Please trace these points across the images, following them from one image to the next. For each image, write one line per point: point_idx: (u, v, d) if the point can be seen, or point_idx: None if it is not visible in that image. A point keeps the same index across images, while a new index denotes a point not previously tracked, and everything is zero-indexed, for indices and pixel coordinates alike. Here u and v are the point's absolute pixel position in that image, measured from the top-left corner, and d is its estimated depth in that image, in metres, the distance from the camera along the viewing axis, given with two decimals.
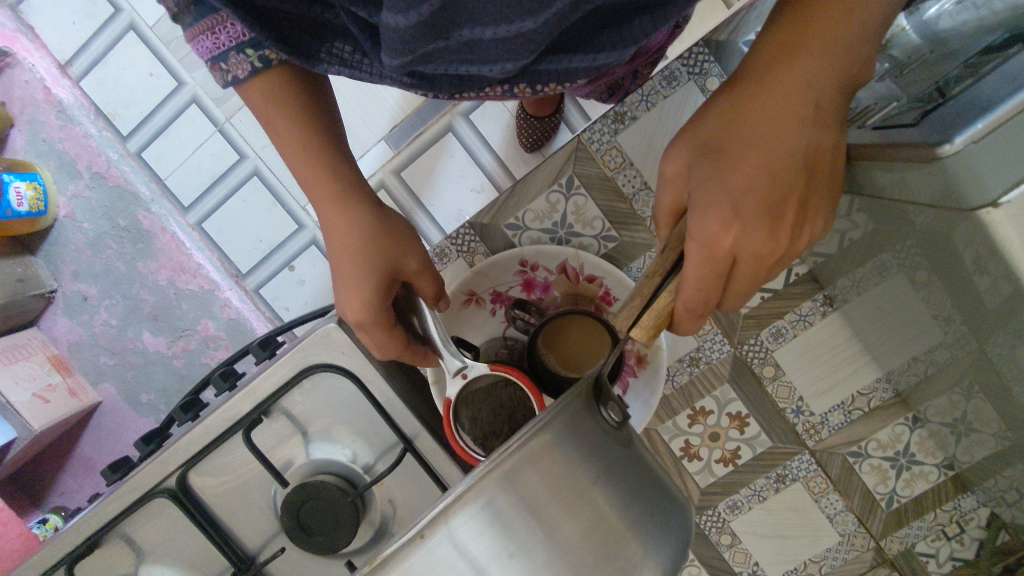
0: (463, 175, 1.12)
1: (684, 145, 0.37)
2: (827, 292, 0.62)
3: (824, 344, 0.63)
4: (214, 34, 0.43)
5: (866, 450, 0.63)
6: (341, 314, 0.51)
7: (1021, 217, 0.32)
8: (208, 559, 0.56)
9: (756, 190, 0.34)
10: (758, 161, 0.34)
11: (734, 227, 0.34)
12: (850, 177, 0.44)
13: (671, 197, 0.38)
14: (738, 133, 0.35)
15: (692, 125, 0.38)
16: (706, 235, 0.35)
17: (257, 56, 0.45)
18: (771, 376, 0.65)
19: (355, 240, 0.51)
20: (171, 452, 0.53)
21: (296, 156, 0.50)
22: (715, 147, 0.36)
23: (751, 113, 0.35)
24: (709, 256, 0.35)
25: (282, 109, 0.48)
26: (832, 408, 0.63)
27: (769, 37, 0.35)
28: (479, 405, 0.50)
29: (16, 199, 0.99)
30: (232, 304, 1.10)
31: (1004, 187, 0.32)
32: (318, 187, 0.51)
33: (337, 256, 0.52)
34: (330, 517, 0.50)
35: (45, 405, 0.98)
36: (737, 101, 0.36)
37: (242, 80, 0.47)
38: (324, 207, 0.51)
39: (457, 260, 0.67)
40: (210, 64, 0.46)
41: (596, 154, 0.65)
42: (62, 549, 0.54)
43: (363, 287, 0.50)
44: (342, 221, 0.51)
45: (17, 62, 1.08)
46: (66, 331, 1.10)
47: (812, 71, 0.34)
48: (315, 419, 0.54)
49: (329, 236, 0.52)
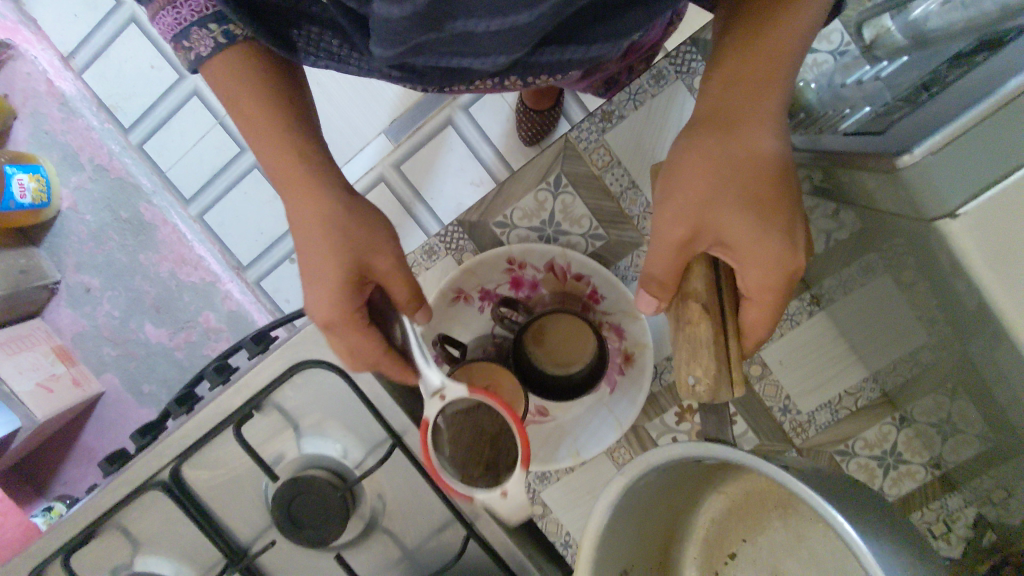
0: (463, 168, 1.13)
1: (680, 208, 0.42)
2: (814, 291, 0.59)
3: (812, 344, 0.60)
4: (175, 7, 0.43)
5: (853, 449, 0.59)
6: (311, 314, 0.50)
7: (978, 227, 0.33)
8: (202, 551, 0.57)
9: (788, 225, 0.41)
10: (785, 194, 0.41)
11: (784, 259, 0.41)
12: (845, 185, 0.44)
13: (685, 258, 0.43)
14: (730, 192, 0.41)
15: (677, 185, 0.43)
16: (761, 277, 0.42)
17: (220, 31, 0.44)
18: (757, 374, 0.61)
19: (334, 229, 0.48)
20: (165, 445, 0.54)
21: (268, 146, 0.48)
22: (711, 210, 0.41)
23: (738, 173, 0.41)
24: (772, 291, 0.42)
25: (251, 95, 0.47)
26: (819, 407, 0.60)
27: (725, 94, 0.42)
28: (462, 430, 0.50)
29: (19, 191, 0.99)
30: (233, 297, 1.12)
31: (960, 200, 0.33)
32: (288, 170, 0.48)
33: (314, 243, 0.49)
34: (321, 510, 0.51)
35: (49, 394, 0.99)
36: (729, 155, 0.41)
37: (205, 59, 0.46)
38: (297, 196, 0.48)
39: (446, 258, 0.62)
40: (172, 43, 0.45)
41: (583, 152, 0.61)
42: (59, 538, 0.56)
43: (338, 278, 0.48)
44: (310, 215, 0.48)
45: (19, 55, 1.08)
46: (70, 322, 1.11)
47: (772, 106, 0.41)
48: (306, 414, 0.54)
49: (303, 222, 0.49)
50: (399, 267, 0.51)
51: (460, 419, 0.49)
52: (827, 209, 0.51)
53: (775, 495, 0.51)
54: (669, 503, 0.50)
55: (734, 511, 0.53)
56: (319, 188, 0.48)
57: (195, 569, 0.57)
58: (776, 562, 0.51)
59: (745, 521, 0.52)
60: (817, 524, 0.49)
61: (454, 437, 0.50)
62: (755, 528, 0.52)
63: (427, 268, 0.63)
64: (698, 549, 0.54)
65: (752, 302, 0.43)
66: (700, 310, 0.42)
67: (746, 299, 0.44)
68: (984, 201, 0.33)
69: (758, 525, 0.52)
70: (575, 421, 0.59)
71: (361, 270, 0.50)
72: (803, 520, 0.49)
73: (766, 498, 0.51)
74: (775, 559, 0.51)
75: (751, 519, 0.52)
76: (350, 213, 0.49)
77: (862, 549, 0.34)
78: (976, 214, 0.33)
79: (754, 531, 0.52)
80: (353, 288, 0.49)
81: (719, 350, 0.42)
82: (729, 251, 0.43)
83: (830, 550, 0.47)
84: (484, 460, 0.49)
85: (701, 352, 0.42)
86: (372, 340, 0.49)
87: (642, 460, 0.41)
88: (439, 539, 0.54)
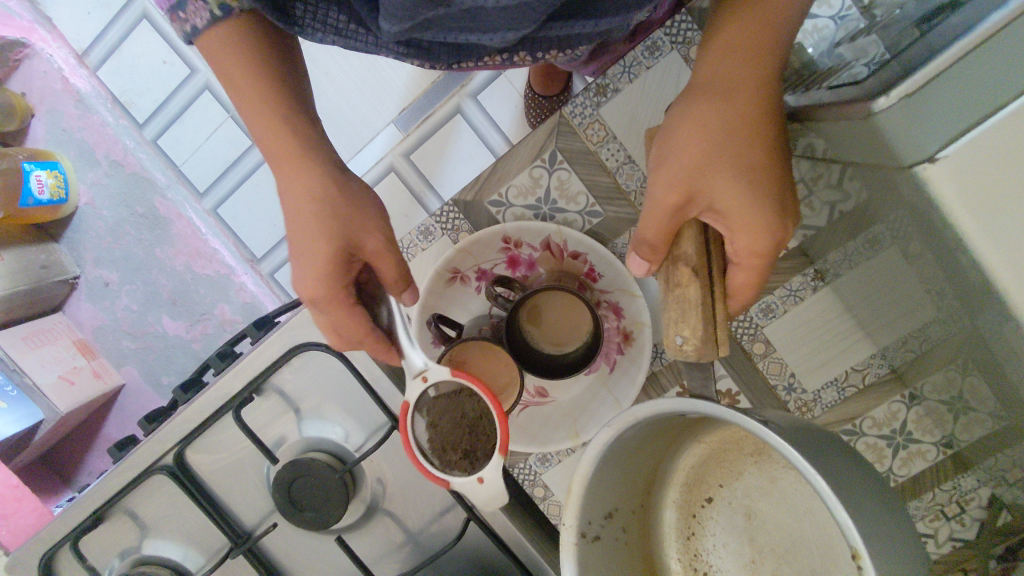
0: (473, 156, 1.12)
1: (675, 172, 0.41)
2: (818, 266, 0.58)
3: (817, 320, 0.59)
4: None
5: (861, 429, 0.58)
6: (297, 286, 0.49)
7: (958, 173, 0.31)
8: (207, 536, 0.57)
9: (779, 191, 0.41)
10: (776, 161, 0.41)
11: (774, 226, 0.40)
12: (845, 148, 0.43)
13: (677, 222, 0.43)
14: (724, 158, 0.40)
15: (671, 149, 0.42)
16: (750, 243, 0.41)
17: (217, 4, 0.43)
18: (760, 353, 0.60)
19: (323, 206, 0.48)
20: (169, 429, 0.55)
21: (259, 118, 0.47)
22: (705, 175, 0.41)
23: (733, 139, 0.40)
24: (762, 257, 0.42)
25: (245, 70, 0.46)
26: (825, 385, 0.59)
27: (725, 57, 0.41)
28: (443, 413, 0.51)
29: (38, 187, 1.00)
30: (248, 289, 1.14)
31: (937, 144, 0.31)
32: (277, 146, 0.48)
33: (301, 220, 0.48)
34: (320, 492, 0.51)
35: (71, 386, 0.99)
36: (723, 120, 0.40)
37: (199, 32, 0.44)
38: (284, 165, 0.48)
39: (442, 238, 0.62)
40: (169, 13, 0.44)
41: (578, 129, 0.59)
42: (70, 523, 0.56)
43: (323, 260, 0.48)
44: (300, 189, 0.48)
45: (35, 53, 1.10)
46: (90, 316, 1.12)
47: (766, 71, 0.41)
48: (306, 398, 0.54)
49: (289, 198, 0.48)
50: (389, 248, 0.51)
51: (440, 403, 0.50)
52: (832, 179, 0.50)
53: (749, 441, 0.50)
54: (649, 452, 0.50)
55: (711, 456, 0.52)
56: (309, 167, 0.48)
57: (202, 552, 0.57)
58: (750, 504, 0.50)
59: (721, 468, 0.52)
60: (792, 473, 0.48)
61: (433, 420, 0.51)
62: (730, 474, 0.51)
63: (423, 250, 0.62)
64: (677, 494, 0.54)
65: (741, 266, 0.43)
66: (688, 274, 0.42)
67: (734, 263, 0.43)
68: (967, 142, 0.30)
69: (732, 470, 0.51)
70: (575, 401, 0.60)
71: (348, 252, 0.49)
72: (775, 464, 0.49)
73: (739, 446, 0.51)
74: (749, 502, 0.50)
75: (725, 465, 0.52)
76: (339, 191, 0.49)
77: (832, 500, 0.34)
78: (956, 160, 0.31)
79: (729, 476, 0.51)
80: (338, 270, 0.49)
81: (707, 309, 0.41)
82: (720, 217, 0.42)
83: (799, 495, 0.47)
84: (461, 447, 0.51)
85: (689, 313, 0.41)
86: (356, 318, 0.49)
87: (627, 417, 0.41)
88: (440, 523, 0.54)
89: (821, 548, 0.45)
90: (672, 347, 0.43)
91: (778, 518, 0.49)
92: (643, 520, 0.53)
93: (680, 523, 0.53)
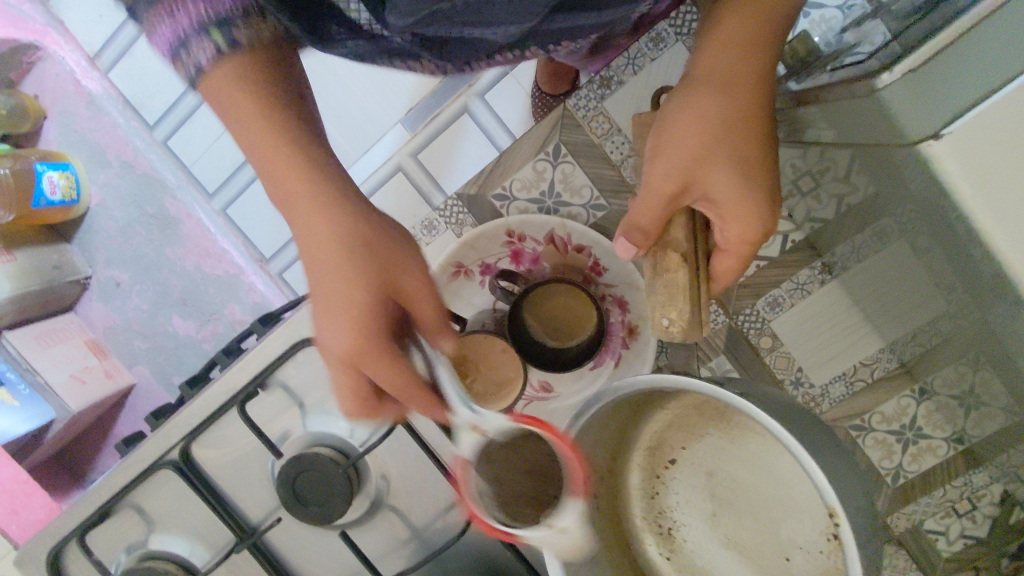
0: (481, 156, 1.12)
1: (670, 161, 0.41)
2: (825, 259, 0.57)
3: (822, 314, 0.58)
4: (173, 15, 0.38)
5: (870, 424, 0.57)
6: (324, 340, 0.47)
7: (961, 148, 0.32)
8: (213, 532, 0.57)
9: (769, 182, 0.41)
10: (768, 154, 0.41)
11: (763, 216, 0.41)
12: (846, 125, 0.43)
13: (670, 211, 0.43)
14: (721, 149, 0.40)
15: (666, 136, 0.41)
16: (742, 232, 0.42)
17: (222, 38, 0.40)
18: (768, 347, 0.60)
19: (359, 254, 0.45)
20: (174, 425, 0.55)
21: (272, 162, 0.44)
22: (703, 168, 0.41)
23: (729, 131, 0.40)
24: (750, 245, 0.42)
25: (266, 131, 0.43)
26: (833, 379, 0.58)
27: (726, 45, 0.40)
28: (512, 462, 0.49)
29: (50, 188, 1.01)
30: (257, 289, 1.16)
31: (941, 120, 0.32)
32: (292, 187, 0.44)
33: (333, 268, 0.45)
34: (324, 487, 0.51)
35: (83, 386, 1.00)
36: (721, 112, 0.40)
37: (206, 72, 0.41)
38: (308, 216, 0.45)
39: (446, 232, 0.62)
40: (170, 57, 0.41)
41: (582, 121, 0.59)
42: (76, 518, 0.57)
43: (359, 311, 0.45)
44: (327, 238, 0.45)
45: (48, 56, 1.10)
46: (102, 316, 1.13)
47: (764, 62, 0.40)
48: (310, 392, 0.54)
49: (311, 244, 0.45)
50: (426, 293, 0.48)
51: (504, 454, 0.49)
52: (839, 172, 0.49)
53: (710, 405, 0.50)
54: (617, 420, 0.49)
55: (676, 420, 0.52)
56: (335, 207, 0.45)
57: (208, 547, 0.57)
58: (711, 465, 0.51)
59: (684, 431, 0.52)
60: (750, 432, 0.49)
61: (494, 471, 0.49)
62: (692, 437, 0.52)
63: (428, 243, 0.63)
64: (640, 458, 0.54)
65: (727, 253, 0.44)
66: (678, 260, 0.43)
67: (720, 249, 0.44)
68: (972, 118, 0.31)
69: (694, 433, 0.52)
70: (579, 396, 0.60)
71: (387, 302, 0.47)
72: (737, 426, 0.49)
73: (702, 411, 0.51)
74: (710, 463, 0.51)
75: (688, 427, 0.52)
76: (370, 235, 0.46)
77: (808, 462, 0.38)
78: (960, 135, 0.32)
79: (692, 439, 0.52)
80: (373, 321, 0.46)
81: (692, 293, 0.43)
82: (712, 206, 0.42)
83: (761, 454, 0.48)
84: (533, 496, 0.48)
85: (677, 296, 0.43)
86: (400, 372, 0.46)
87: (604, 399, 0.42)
88: (444, 520, 0.54)
89: (786, 502, 0.47)
90: (657, 328, 0.45)
91: (740, 477, 0.50)
92: (608, 485, 0.53)
93: (642, 484, 0.54)
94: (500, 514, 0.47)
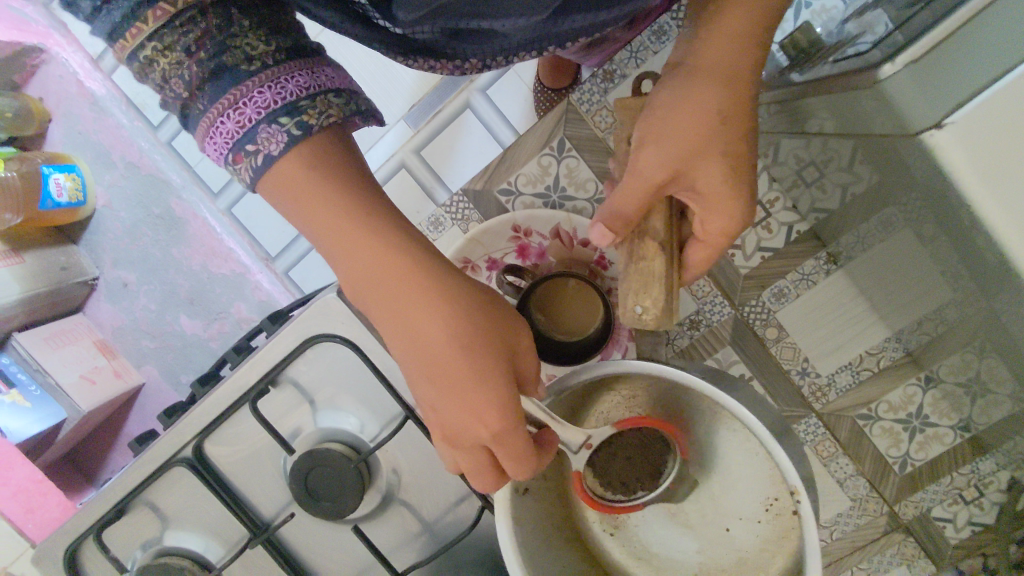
0: (483, 152, 1.12)
1: (661, 154, 0.40)
2: (831, 249, 0.57)
3: (828, 304, 0.58)
4: (238, 108, 0.35)
5: (876, 413, 0.57)
6: (471, 429, 0.41)
7: (965, 137, 0.32)
8: (227, 528, 0.58)
9: (750, 176, 0.42)
10: (752, 150, 0.42)
11: (744, 210, 0.42)
12: (848, 116, 0.43)
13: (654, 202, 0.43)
14: (712, 142, 0.40)
15: (657, 126, 0.41)
16: (723, 225, 0.43)
17: (294, 123, 0.36)
18: (773, 338, 0.60)
19: (466, 329, 0.40)
20: (185, 423, 0.56)
21: (356, 251, 0.39)
22: (694, 161, 0.41)
23: (721, 126, 0.40)
24: (727, 238, 0.43)
25: (353, 216, 0.38)
26: (839, 369, 0.58)
27: (721, 39, 0.40)
28: (612, 461, 0.56)
29: (56, 190, 1.02)
30: (263, 287, 1.16)
31: (945, 110, 0.32)
32: (386, 276, 0.39)
33: (437, 353, 0.40)
34: (336, 482, 0.52)
35: (93, 386, 1.00)
36: (715, 107, 0.40)
37: (274, 163, 0.36)
38: (411, 307, 0.39)
39: (452, 228, 0.64)
40: (233, 154, 0.36)
41: (586, 116, 0.60)
42: (91, 516, 0.58)
43: (490, 391, 0.40)
44: (435, 319, 0.39)
45: (52, 58, 1.10)
46: (110, 316, 1.14)
47: (755, 59, 0.40)
48: (320, 389, 0.55)
49: (412, 337, 0.40)
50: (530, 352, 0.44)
51: (603, 455, 0.55)
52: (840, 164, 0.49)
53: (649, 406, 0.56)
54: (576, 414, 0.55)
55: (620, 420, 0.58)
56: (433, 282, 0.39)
57: (222, 543, 0.58)
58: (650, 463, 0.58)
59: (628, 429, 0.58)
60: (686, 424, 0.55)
61: (600, 471, 0.56)
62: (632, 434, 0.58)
63: (435, 237, 0.65)
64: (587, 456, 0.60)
65: (702, 242, 0.44)
66: (655, 249, 0.43)
67: (695, 239, 0.45)
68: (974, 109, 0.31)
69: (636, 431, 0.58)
70: None
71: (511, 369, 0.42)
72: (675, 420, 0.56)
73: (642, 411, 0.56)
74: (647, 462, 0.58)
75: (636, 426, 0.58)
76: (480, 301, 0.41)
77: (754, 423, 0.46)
78: (966, 124, 0.31)
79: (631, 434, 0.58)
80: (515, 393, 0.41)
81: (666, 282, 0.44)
82: (695, 197, 0.43)
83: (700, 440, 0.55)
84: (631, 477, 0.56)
85: (652, 285, 0.43)
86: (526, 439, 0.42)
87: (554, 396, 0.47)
88: (455, 513, 0.55)
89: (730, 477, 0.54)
90: (629, 316, 0.44)
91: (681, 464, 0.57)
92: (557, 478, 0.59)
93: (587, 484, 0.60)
94: (620, 496, 0.56)
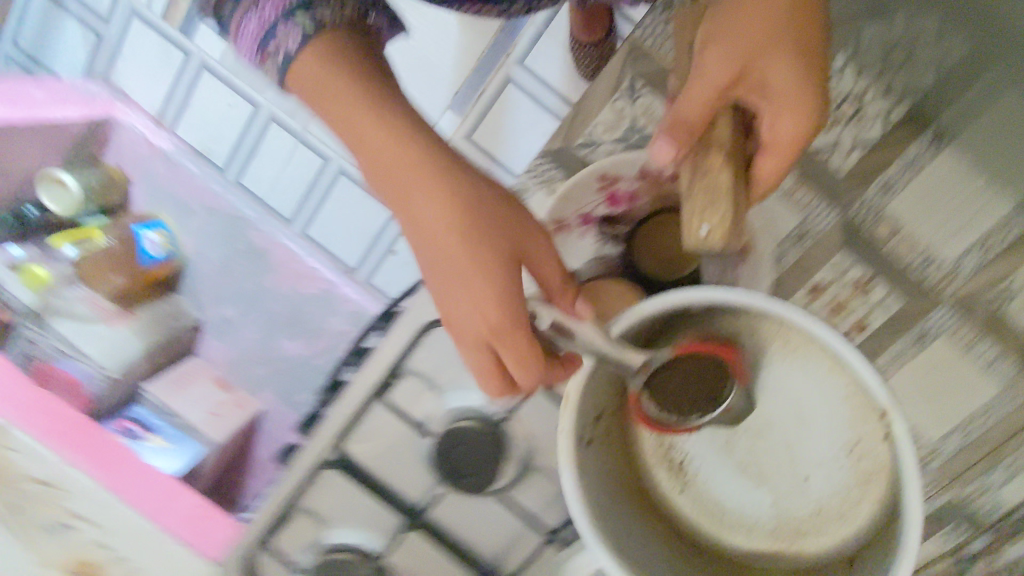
0: (535, 122, 1.11)
1: (728, 49, 0.40)
2: (937, 124, 0.50)
3: (944, 184, 0.50)
4: (260, 6, 0.41)
5: (1015, 291, 0.51)
6: (471, 318, 0.43)
7: None
8: (377, 520, 0.61)
9: (821, 83, 0.42)
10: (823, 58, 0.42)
11: (813, 109, 0.41)
12: None
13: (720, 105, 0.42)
14: (782, 37, 0.41)
15: (725, 24, 0.41)
16: (793, 126, 0.41)
17: (307, 20, 0.40)
18: (888, 234, 0.52)
19: (467, 214, 0.42)
20: (324, 428, 0.59)
21: (368, 139, 0.42)
22: (763, 55, 0.40)
23: (791, 25, 0.41)
24: (797, 143, 0.41)
25: (361, 108, 0.41)
26: (966, 251, 0.51)
27: None
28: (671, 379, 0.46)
29: (151, 247, 1.12)
30: (350, 298, 1.17)
31: None
32: (394, 161, 0.42)
33: (443, 238, 0.42)
34: (476, 456, 0.55)
35: (221, 419, 1.09)
36: (784, 7, 0.40)
37: (291, 59, 0.41)
38: (416, 193, 0.42)
39: (538, 191, 0.62)
40: (260, 54, 0.42)
41: (652, 50, 0.59)
42: (260, 526, 0.63)
43: (490, 276, 0.42)
44: (437, 205, 0.42)
45: (121, 127, 1.20)
46: (222, 352, 1.23)
47: None
48: (442, 373, 0.57)
49: (420, 220, 0.43)
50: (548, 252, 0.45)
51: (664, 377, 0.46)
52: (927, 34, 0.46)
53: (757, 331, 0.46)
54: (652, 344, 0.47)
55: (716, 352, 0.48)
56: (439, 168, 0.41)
57: (378, 533, 0.61)
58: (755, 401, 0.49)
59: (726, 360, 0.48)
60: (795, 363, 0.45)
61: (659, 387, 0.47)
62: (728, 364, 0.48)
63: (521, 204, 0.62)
64: None
65: (769, 151, 0.42)
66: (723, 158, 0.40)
67: (762, 150, 0.43)
68: None
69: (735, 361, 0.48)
70: None
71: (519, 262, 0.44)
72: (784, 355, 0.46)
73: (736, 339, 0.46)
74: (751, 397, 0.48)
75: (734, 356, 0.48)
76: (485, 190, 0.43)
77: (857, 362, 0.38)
78: None
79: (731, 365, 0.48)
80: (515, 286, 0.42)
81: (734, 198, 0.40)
82: (763, 101, 0.42)
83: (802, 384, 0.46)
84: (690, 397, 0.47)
85: (718, 198, 0.40)
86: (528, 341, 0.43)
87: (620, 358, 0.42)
88: None
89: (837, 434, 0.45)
90: (692, 239, 0.40)
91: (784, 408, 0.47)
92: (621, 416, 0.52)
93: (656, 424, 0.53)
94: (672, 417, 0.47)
